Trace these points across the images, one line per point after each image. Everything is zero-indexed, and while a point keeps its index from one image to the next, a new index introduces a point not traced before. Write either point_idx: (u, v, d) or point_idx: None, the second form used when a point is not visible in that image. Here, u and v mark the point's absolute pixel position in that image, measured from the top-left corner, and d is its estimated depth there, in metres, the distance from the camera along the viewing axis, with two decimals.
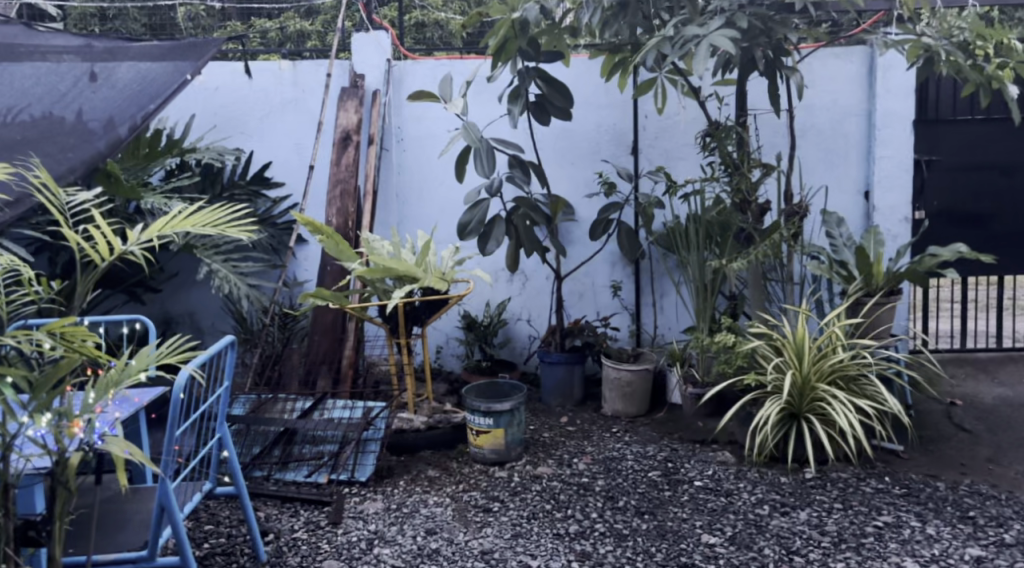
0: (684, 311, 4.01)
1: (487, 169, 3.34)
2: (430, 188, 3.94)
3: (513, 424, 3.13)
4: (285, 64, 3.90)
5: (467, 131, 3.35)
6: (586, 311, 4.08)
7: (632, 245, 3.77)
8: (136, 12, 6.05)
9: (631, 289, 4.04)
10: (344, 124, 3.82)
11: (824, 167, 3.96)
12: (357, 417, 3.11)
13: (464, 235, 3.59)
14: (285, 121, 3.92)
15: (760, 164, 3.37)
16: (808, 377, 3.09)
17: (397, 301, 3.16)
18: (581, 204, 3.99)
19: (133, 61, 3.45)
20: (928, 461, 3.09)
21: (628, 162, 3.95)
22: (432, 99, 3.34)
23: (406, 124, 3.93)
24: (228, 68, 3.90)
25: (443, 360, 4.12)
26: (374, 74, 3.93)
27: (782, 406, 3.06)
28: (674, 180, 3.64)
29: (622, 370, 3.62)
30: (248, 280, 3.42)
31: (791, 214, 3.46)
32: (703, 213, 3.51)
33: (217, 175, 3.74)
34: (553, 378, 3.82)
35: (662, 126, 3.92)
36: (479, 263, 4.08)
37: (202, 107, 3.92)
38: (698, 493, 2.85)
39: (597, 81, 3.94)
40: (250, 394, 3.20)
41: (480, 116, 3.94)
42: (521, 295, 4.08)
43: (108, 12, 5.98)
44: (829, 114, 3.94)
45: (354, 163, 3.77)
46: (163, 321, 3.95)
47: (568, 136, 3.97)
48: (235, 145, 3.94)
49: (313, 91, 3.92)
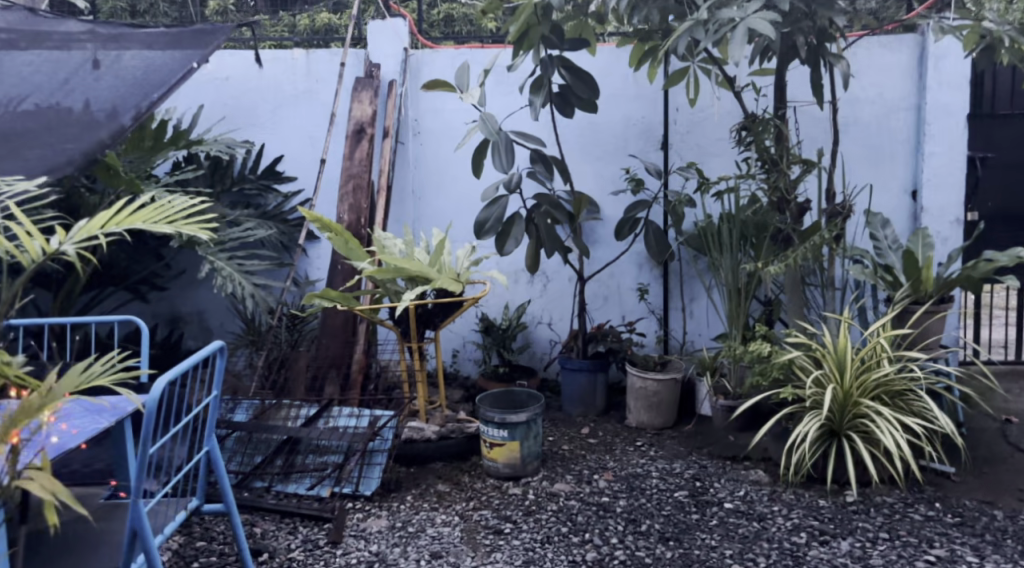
0: (716, 317, 3.77)
1: (506, 163, 3.13)
2: (447, 184, 3.75)
3: (529, 437, 2.92)
4: (299, 53, 3.74)
5: (484, 122, 3.15)
6: (610, 315, 3.86)
7: (660, 246, 3.54)
8: (165, 8, 5.99)
9: (659, 292, 3.81)
10: (358, 116, 3.64)
11: (868, 165, 3.69)
12: (363, 426, 2.95)
13: (481, 233, 3.40)
14: (298, 113, 3.76)
15: (802, 160, 3.12)
16: (850, 392, 2.84)
17: (408, 302, 2.99)
18: (607, 201, 3.78)
19: (139, 49, 3.30)
20: (983, 484, 2.81)
21: (657, 157, 3.72)
22: (449, 88, 3.14)
23: (424, 116, 3.74)
24: (240, 56, 3.74)
25: (459, 365, 3.93)
26: (390, 63, 3.75)
27: (821, 422, 2.82)
28: (706, 177, 3.41)
29: (648, 379, 3.41)
30: (254, 279, 3.24)
31: (833, 215, 3.20)
32: (737, 212, 3.27)
33: (226, 168, 3.60)
34: (575, 386, 3.61)
35: (694, 119, 3.67)
36: (499, 263, 3.88)
37: (213, 97, 3.78)
38: (728, 517, 2.62)
39: (626, 71, 3.71)
40: (254, 399, 3.09)
41: (501, 108, 3.73)
42: (542, 297, 3.87)
43: (139, 8, 5.93)
44: (874, 108, 3.67)
45: (368, 157, 3.59)
46: (171, 320, 3.83)
47: (594, 130, 3.75)
48: (246, 136, 3.78)
49: (327, 81, 3.75)
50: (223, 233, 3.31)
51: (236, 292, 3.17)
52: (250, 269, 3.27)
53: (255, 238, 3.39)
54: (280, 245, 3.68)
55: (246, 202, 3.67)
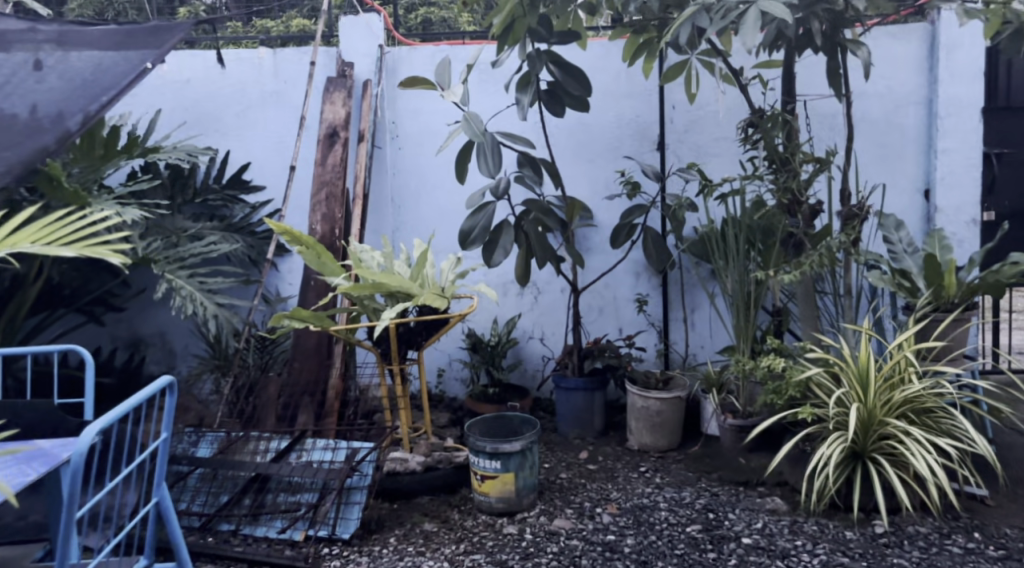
0: (719, 328, 3.51)
1: (492, 167, 2.85)
2: (428, 191, 3.48)
3: (525, 468, 2.65)
4: (265, 52, 3.45)
5: (468, 122, 2.87)
6: (606, 328, 3.60)
7: (660, 253, 3.29)
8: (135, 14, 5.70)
9: (659, 302, 3.55)
10: (330, 119, 3.36)
11: (878, 163, 3.47)
12: (340, 460, 2.66)
13: (466, 244, 3.13)
14: (265, 116, 3.48)
15: (816, 158, 2.87)
16: (875, 411, 2.59)
17: (388, 322, 2.71)
18: (600, 206, 3.52)
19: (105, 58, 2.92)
20: (1022, 509, 2.57)
21: (654, 159, 3.47)
22: (428, 87, 2.87)
23: (402, 118, 3.47)
24: (200, 57, 3.45)
25: (445, 385, 3.65)
26: (365, 62, 3.47)
27: (845, 445, 2.57)
28: (708, 178, 3.16)
29: (651, 398, 3.15)
30: (217, 299, 2.94)
31: (849, 219, 2.94)
32: (744, 216, 3.02)
33: (188, 178, 3.31)
34: (570, 406, 3.35)
35: (692, 118, 3.43)
36: (485, 276, 3.62)
37: (172, 102, 3.48)
38: (748, 554, 2.36)
39: (618, 67, 3.46)
40: (219, 431, 2.80)
41: (484, 108, 3.47)
42: (533, 311, 3.61)
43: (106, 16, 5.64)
44: (883, 103, 3.44)
45: (342, 163, 3.32)
46: (131, 342, 3.53)
47: (585, 130, 3.50)
48: (209, 142, 3.49)
49: (296, 82, 3.46)
50: (183, 249, 3.01)
51: (197, 314, 2.87)
52: (213, 288, 2.97)
53: (218, 253, 3.09)
54: (247, 260, 3.39)
55: (210, 214, 3.39)
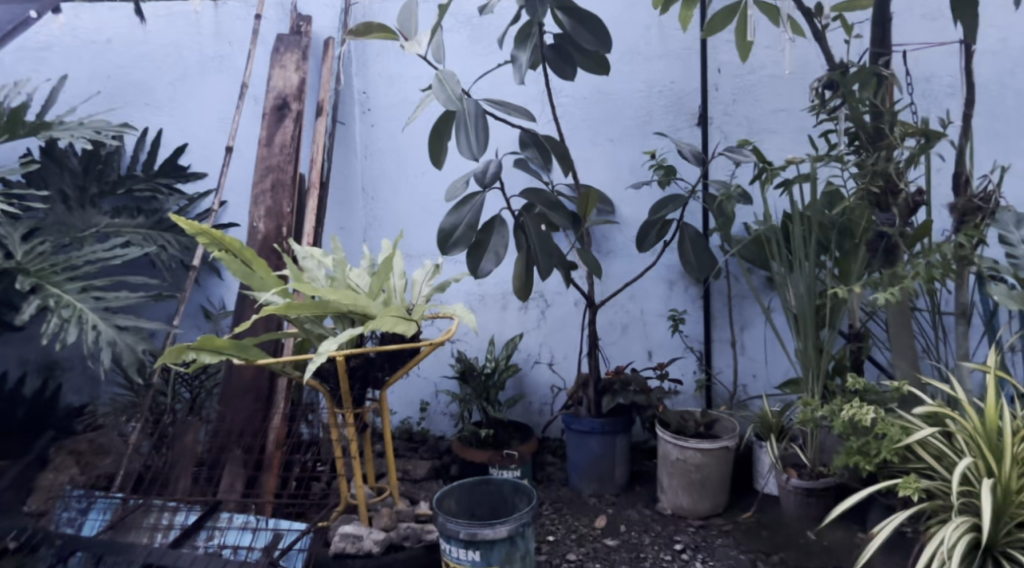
0: (778, 353, 2.73)
1: (478, 146, 2.09)
2: (408, 179, 2.77)
3: (514, 561, 1.92)
4: (202, 5, 2.76)
5: (442, 85, 2.08)
6: (631, 352, 2.85)
7: (701, 259, 2.55)
8: None
9: (699, 320, 2.79)
10: (279, 87, 2.66)
11: (989, 140, 2.63)
12: (260, 548, 1.97)
13: (446, 247, 2.37)
14: (203, 84, 2.78)
15: (922, 129, 2.04)
16: (1012, 488, 1.79)
17: (331, 354, 1.99)
18: (624, 198, 2.77)
19: None
20: None
21: (693, 136, 2.71)
22: (388, 37, 2.10)
23: (375, 86, 2.76)
24: (121, 11, 2.77)
25: (430, 422, 2.95)
26: (326, 15, 2.79)
27: (971, 535, 1.77)
28: (766, 160, 2.38)
29: (690, 450, 2.40)
30: (117, 321, 2.23)
31: (963, 216, 2.10)
32: (816, 210, 2.24)
33: (105, 163, 2.65)
34: (584, 454, 2.62)
35: (743, 83, 2.65)
36: (479, 284, 2.90)
37: (89, 67, 2.80)
38: None
39: (646, 19, 2.70)
40: (114, 498, 2.14)
41: (477, 73, 2.74)
42: (538, 329, 2.88)
43: None
44: (996, 62, 2.61)
45: (293, 142, 2.60)
46: (45, 365, 2.88)
47: (604, 101, 2.75)
48: (137, 118, 2.81)
49: (241, 42, 2.77)
50: (75, 253, 2.31)
51: (89, 341, 2.16)
52: (111, 306, 2.27)
53: (125, 259, 2.40)
54: (179, 268, 2.72)
55: (134, 207, 2.71)
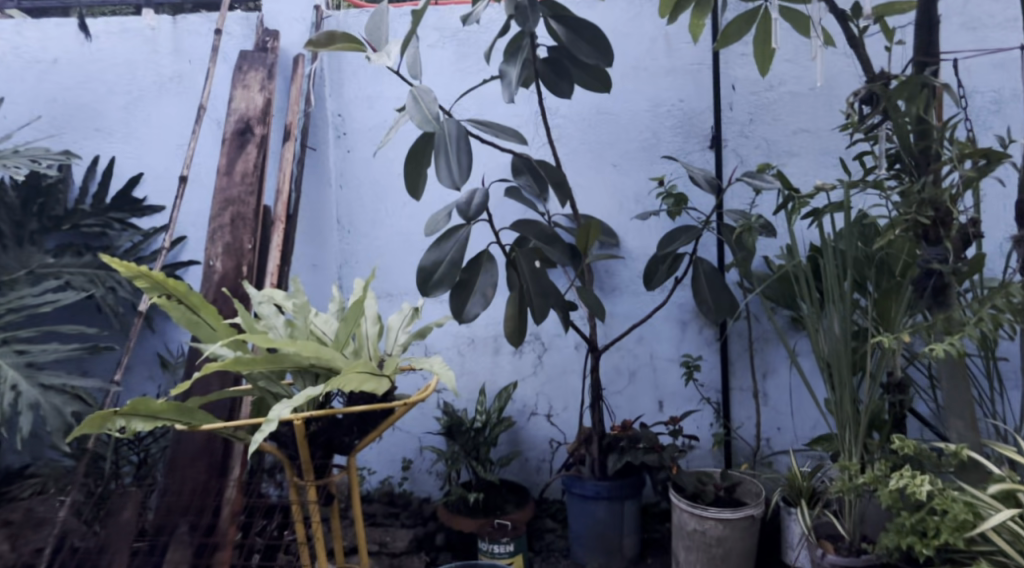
0: (806, 403, 2.42)
1: (460, 174, 1.78)
2: (387, 211, 2.49)
3: None
4: (160, 20, 2.49)
5: (417, 104, 1.77)
6: (640, 402, 2.53)
7: (718, 299, 2.23)
8: None
9: (715, 366, 2.48)
10: (241, 109, 2.38)
11: None
12: None
13: (426, 289, 2.06)
14: (160, 107, 2.50)
15: (981, 149, 1.74)
16: None
17: (286, 420, 1.67)
18: (629, 230, 2.47)
19: None
20: None
21: (706, 159, 2.41)
22: (354, 48, 1.80)
23: (350, 108, 2.49)
24: (70, 29, 2.51)
25: (413, 482, 2.62)
26: (297, 30, 2.52)
27: None
28: (792, 187, 2.08)
29: (708, 522, 2.07)
30: (41, 379, 1.97)
31: None
32: (852, 244, 1.94)
33: (46, 197, 2.37)
34: (587, 522, 2.29)
35: (760, 101, 2.37)
36: (467, 327, 2.59)
37: (32, 90, 2.53)
38: None
39: (652, 30, 2.43)
40: None
41: (465, 92, 2.46)
42: (534, 376, 2.57)
43: None
44: None
45: (256, 170, 2.32)
46: None
47: (606, 121, 2.46)
48: (86, 145, 2.53)
49: (201, 60, 2.49)
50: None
51: (6, 404, 1.90)
52: (36, 361, 2.02)
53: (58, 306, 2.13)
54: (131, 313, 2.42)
55: (81, 245, 2.42)
